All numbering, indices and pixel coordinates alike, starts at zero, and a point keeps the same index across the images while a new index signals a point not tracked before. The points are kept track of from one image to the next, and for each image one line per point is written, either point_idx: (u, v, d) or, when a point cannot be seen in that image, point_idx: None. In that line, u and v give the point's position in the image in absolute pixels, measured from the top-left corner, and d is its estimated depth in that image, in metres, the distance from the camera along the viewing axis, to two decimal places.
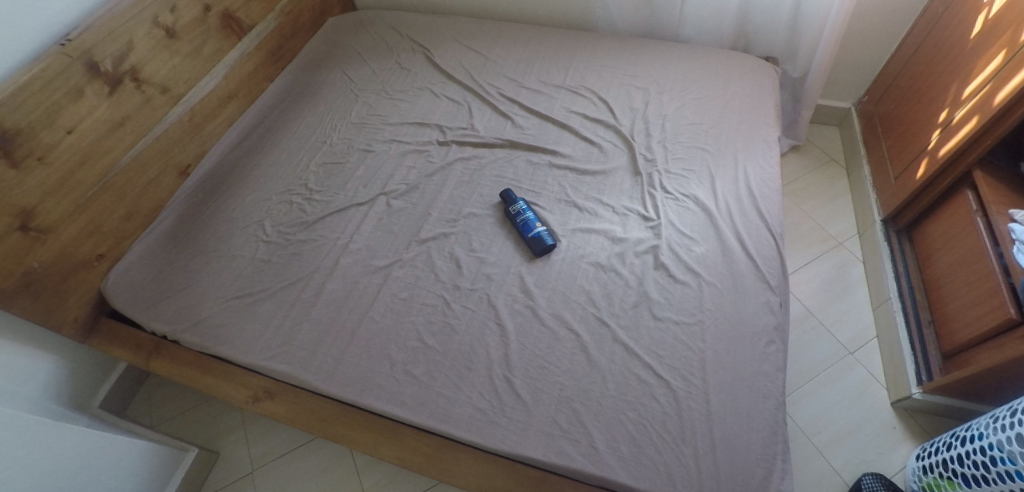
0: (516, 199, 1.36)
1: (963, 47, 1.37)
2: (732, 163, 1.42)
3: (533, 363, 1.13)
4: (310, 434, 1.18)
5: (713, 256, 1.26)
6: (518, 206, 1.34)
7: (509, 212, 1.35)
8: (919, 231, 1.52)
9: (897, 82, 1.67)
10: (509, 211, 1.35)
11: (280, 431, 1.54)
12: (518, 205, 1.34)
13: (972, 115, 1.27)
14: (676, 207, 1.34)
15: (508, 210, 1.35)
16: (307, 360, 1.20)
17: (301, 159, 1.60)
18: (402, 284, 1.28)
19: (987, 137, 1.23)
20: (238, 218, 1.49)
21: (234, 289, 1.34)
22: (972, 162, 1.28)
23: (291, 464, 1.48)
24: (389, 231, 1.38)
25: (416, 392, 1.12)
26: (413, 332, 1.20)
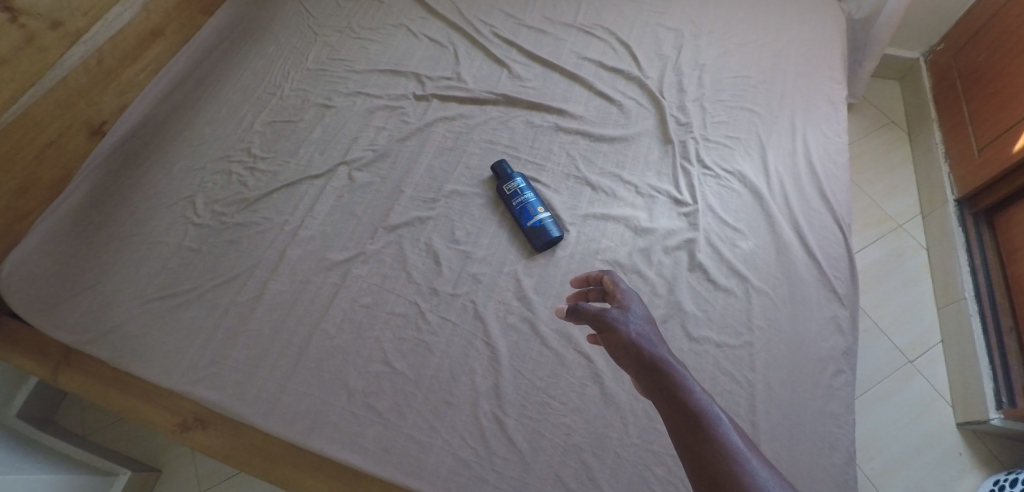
0: (512, 174, 1.06)
1: None
2: (789, 132, 1.13)
3: (531, 398, 0.87)
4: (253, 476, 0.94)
5: (765, 253, 0.99)
6: (515, 185, 1.04)
7: (503, 193, 1.05)
8: (1003, 216, 1.25)
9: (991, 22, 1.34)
10: (503, 192, 1.05)
11: None
12: (515, 184, 1.04)
13: None
14: (716, 187, 1.06)
15: (502, 190, 1.05)
16: (243, 385, 0.94)
17: (247, 116, 1.28)
18: (365, 285, 1.00)
19: None
20: (165, 193, 1.20)
21: (156, 287, 1.07)
22: None
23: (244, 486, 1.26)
24: (350, 214, 1.09)
25: (379, 434, 0.87)
26: (378, 351, 0.93)
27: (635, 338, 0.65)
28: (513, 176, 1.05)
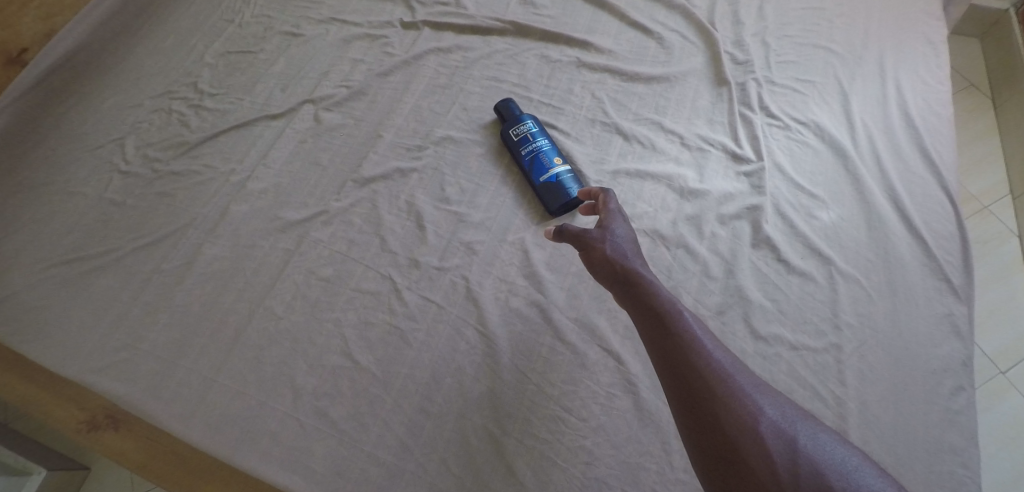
0: (522, 115, 0.82)
1: None
2: (876, 78, 0.88)
3: (539, 411, 0.64)
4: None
5: (853, 228, 0.75)
6: (525, 129, 0.80)
7: (509, 140, 0.81)
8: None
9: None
10: (509, 139, 0.81)
11: None
12: (525, 128, 0.80)
13: None
14: (785, 141, 0.82)
15: (508, 136, 0.81)
16: (158, 377, 0.71)
17: (198, 46, 1.05)
18: (326, 253, 0.77)
19: None
20: (92, 134, 0.97)
21: (64, 248, 0.84)
22: None
23: None
24: (313, 163, 0.85)
25: (331, 452, 0.64)
26: (336, 340, 0.70)
27: (616, 255, 0.59)
28: (523, 118, 0.81)
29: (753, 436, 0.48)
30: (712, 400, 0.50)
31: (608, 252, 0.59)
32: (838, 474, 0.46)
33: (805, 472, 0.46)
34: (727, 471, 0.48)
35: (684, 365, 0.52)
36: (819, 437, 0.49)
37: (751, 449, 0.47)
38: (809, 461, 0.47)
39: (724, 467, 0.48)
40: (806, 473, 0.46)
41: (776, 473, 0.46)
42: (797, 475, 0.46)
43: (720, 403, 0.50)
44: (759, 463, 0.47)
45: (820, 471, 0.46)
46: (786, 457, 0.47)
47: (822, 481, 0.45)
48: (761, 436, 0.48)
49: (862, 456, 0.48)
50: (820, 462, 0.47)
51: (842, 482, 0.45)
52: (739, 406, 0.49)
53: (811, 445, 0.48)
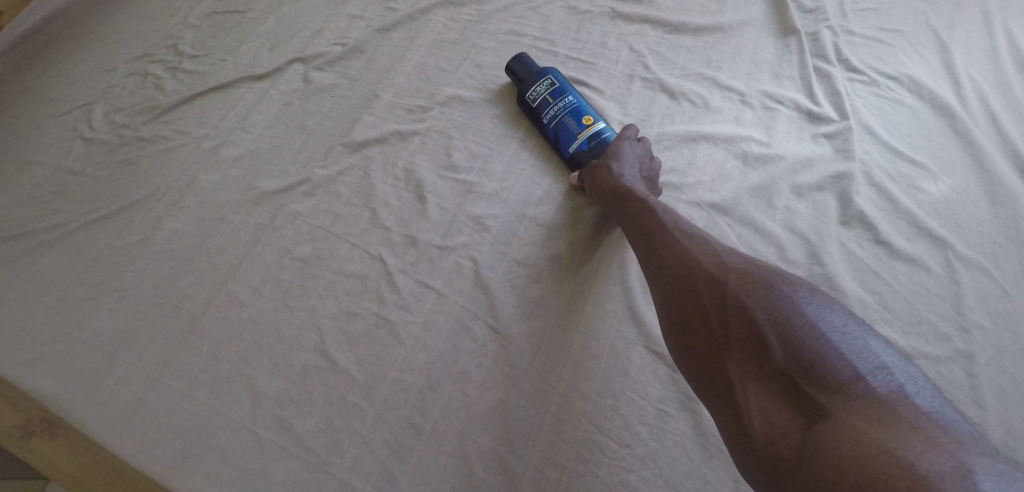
0: (537, 71, 0.66)
1: None
2: (980, 27, 0.72)
3: (564, 431, 0.48)
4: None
5: (969, 202, 0.58)
6: (543, 89, 0.64)
7: (527, 108, 0.66)
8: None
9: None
10: (527, 107, 0.66)
11: None
12: (543, 88, 0.65)
13: None
14: (872, 98, 0.66)
15: (525, 102, 0.66)
16: (95, 376, 0.58)
17: (184, 7, 0.94)
18: (304, 229, 0.63)
19: None
20: (59, 100, 0.86)
21: (6, 223, 0.71)
22: None
23: None
24: (297, 127, 0.72)
25: (294, 477, 0.49)
26: (309, 334, 0.56)
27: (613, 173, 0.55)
28: (539, 75, 0.65)
29: (685, 292, 0.44)
30: (655, 269, 0.47)
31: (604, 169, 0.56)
32: (762, 305, 0.40)
33: (733, 315, 0.41)
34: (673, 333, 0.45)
35: (638, 246, 0.50)
36: (755, 274, 0.42)
37: (687, 306, 0.44)
38: (734, 298, 0.42)
39: (675, 331, 0.45)
40: (731, 313, 0.41)
41: (707, 322, 0.43)
42: (727, 320, 0.42)
43: (660, 269, 0.47)
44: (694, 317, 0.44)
45: (744, 305, 0.41)
46: (715, 305, 0.42)
47: (748, 317, 0.40)
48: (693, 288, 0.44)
49: (801, 282, 0.42)
50: (745, 295, 0.41)
51: (763, 311, 0.40)
52: (676, 267, 0.46)
53: (740, 279, 0.42)
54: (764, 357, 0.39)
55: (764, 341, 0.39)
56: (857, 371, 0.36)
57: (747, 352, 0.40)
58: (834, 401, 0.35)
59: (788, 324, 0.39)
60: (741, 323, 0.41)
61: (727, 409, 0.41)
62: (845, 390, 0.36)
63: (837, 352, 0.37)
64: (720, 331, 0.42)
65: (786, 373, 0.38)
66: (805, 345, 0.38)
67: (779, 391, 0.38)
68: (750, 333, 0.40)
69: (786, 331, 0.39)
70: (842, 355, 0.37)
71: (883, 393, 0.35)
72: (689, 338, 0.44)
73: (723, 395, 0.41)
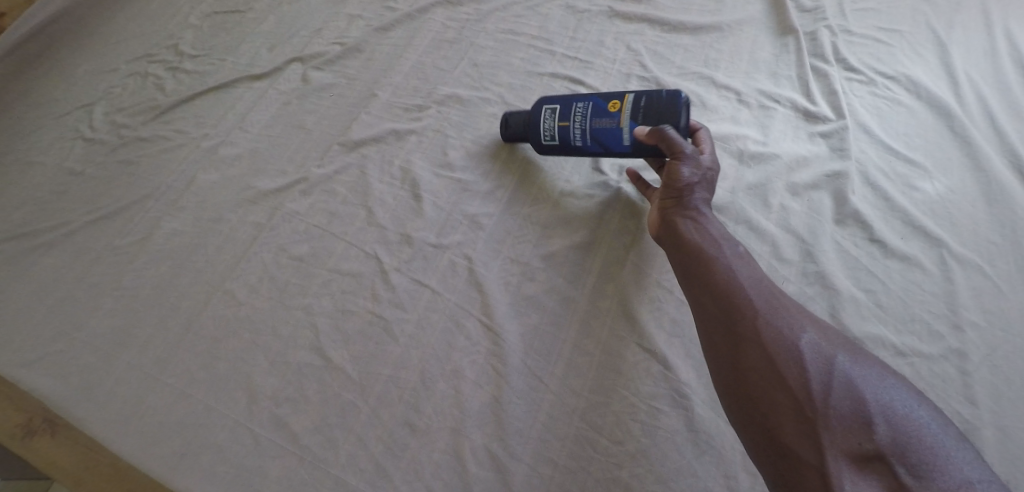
0: (540, 108, 0.59)
1: None
2: (979, 26, 0.72)
3: (557, 428, 0.49)
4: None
5: (965, 201, 0.58)
6: (550, 123, 0.58)
7: (552, 147, 0.60)
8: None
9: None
10: (552, 145, 0.60)
11: None
12: (547, 121, 0.59)
13: None
14: (870, 97, 0.66)
15: (545, 148, 0.61)
16: (94, 373, 0.59)
17: (185, 8, 0.94)
18: (301, 227, 0.63)
19: None
20: (61, 100, 0.87)
21: (10, 222, 0.72)
22: None
23: None
24: (296, 126, 0.73)
25: (288, 473, 0.49)
26: (305, 331, 0.56)
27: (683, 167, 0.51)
28: (535, 120, 0.60)
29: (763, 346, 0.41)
30: (724, 313, 0.44)
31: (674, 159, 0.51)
32: (869, 388, 0.39)
33: (837, 385, 0.39)
34: (734, 383, 0.42)
35: (702, 281, 0.46)
36: (860, 356, 0.41)
37: (762, 359, 0.41)
38: (820, 366, 0.40)
39: (752, 375, 0.41)
40: (815, 380, 0.39)
41: (801, 383, 0.39)
42: (829, 387, 0.39)
43: (732, 313, 0.44)
44: (769, 374, 0.40)
45: (848, 381, 0.39)
46: (816, 369, 0.40)
47: (853, 394, 0.38)
48: (772, 343, 0.41)
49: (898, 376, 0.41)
50: (851, 371, 0.40)
51: (870, 394, 0.38)
52: (753, 316, 0.43)
53: (824, 349, 0.41)
54: (863, 435, 0.37)
55: (852, 420, 0.38)
56: (960, 474, 0.35)
57: (847, 427, 0.38)
58: None
59: (894, 413, 0.37)
60: (827, 394, 0.39)
61: (812, 474, 0.37)
62: (944, 485, 0.34)
63: (929, 444, 0.36)
64: (817, 396, 0.39)
65: (886, 458, 0.36)
66: (912, 437, 0.36)
67: (876, 473, 0.36)
68: (853, 409, 0.38)
69: (892, 418, 0.37)
70: (945, 458, 0.36)
71: None
72: (756, 392, 0.40)
73: (807, 459, 0.37)
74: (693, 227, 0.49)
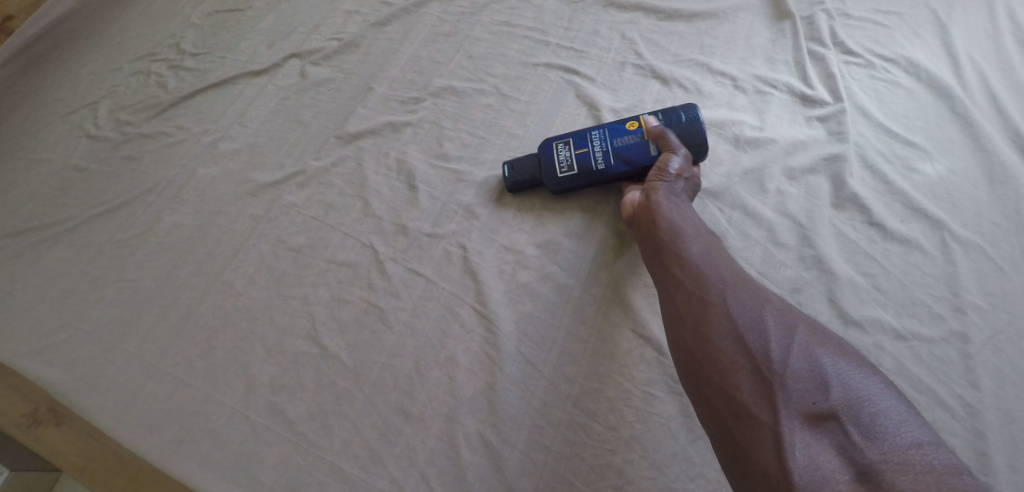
0: (547, 151, 0.59)
1: None
2: (982, 7, 0.70)
3: (550, 414, 0.48)
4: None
5: (966, 182, 0.57)
6: (569, 150, 0.58)
7: (571, 179, 0.58)
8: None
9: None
10: (572, 177, 0.58)
11: None
12: (565, 149, 0.58)
13: None
14: (869, 80, 0.65)
15: (564, 182, 0.58)
16: (96, 365, 0.59)
17: (187, 7, 0.95)
18: (298, 219, 0.64)
19: None
20: (67, 99, 0.88)
21: (17, 218, 0.73)
22: None
23: None
24: (293, 120, 0.73)
25: (285, 461, 0.50)
26: (302, 321, 0.57)
27: (673, 157, 0.54)
28: (551, 154, 0.59)
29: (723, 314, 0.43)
30: (689, 283, 0.46)
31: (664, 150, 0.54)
32: (824, 356, 0.40)
33: (793, 353, 0.40)
34: (694, 347, 0.43)
35: (669, 253, 0.48)
36: (818, 329, 0.42)
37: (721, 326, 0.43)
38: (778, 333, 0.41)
39: (716, 345, 0.42)
40: (772, 346, 0.41)
41: (759, 350, 0.40)
42: (784, 354, 0.40)
43: (697, 283, 0.45)
44: (727, 339, 0.42)
45: (803, 349, 0.40)
46: (774, 338, 0.41)
47: (808, 360, 0.39)
48: (733, 313, 0.43)
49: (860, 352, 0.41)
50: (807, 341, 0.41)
51: (824, 361, 0.39)
52: (717, 288, 0.45)
53: (785, 320, 0.42)
54: (817, 399, 0.38)
55: (805, 383, 0.38)
56: (911, 437, 0.35)
57: (801, 391, 0.38)
58: (882, 457, 0.34)
59: (848, 380, 0.38)
60: (781, 359, 0.40)
61: (766, 436, 0.37)
62: (895, 449, 0.34)
63: (884, 411, 0.36)
64: (774, 363, 0.40)
65: (839, 422, 0.36)
66: (865, 403, 0.37)
67: (829, 436, 0.36)
68: (807, 375, 0.39)
69: (846, 385, 0.38)
70: (897, 424, 0.36)
71: (942, 464, 0.33)
72: (713, 354, 0.42)
73: (762, 422, 0.38)
74: (668, 206, 0.51)
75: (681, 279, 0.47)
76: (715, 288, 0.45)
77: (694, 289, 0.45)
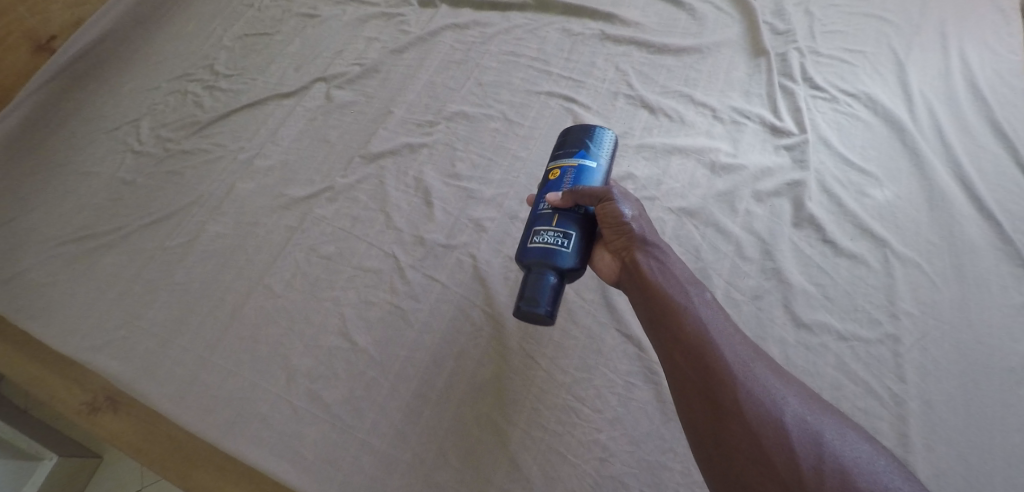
0: (545, 269, 0.51)
1: None
2: (937, 47, 0.79)
3: (547, 400, 0.58)
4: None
5: (910, 207, 0.66)
6: (562, 231, 0.52)
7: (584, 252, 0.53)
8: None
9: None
10: (585, 252, 0.53)
11: None
12: (555, 234, 0.52)
13: None
14: (832, 113, 0.74)
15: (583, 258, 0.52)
16: (153, 357, 0.68)
17: (218, 30, 1.04)
18: (328, 230, 0.73)
19: None
20: (111, 115, 0.97)
21: (75, 227, 0.83)
22: None
23: None
24: (321, 140, 0.82)
25: (322, 438, 0.59)
26: (334, 318, 0.66)
27: (623, 207, 0.51)
28: (553, 251, 0.51)
29: (742, 415, 0.42)
30: (702, 383, 0.44)
31: (606, 202, 0.51)
32: (853, 469, 0.39)
33: (823, 467, 0.39)
34: (716, 460, 0.42)
35: (677, 342, 0.46)
36: (841, 430, 0.41)
37: (741, 430, 0.41)
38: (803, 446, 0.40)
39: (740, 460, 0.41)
40: (799, 460, 0.40)
41: (787, 465, 0.40)
42: (814, 469, 0.39)
43: (710, 383, 0.43)
44: (748, 446, 0.41)
45: (832, 461, 0.39)
46: (801, 451, 0.40)
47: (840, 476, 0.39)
48: (749, 412, 0.42)
49: (883, 453, 0.41)
50: (836, 452, 0.40)
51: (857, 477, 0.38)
52: (731, 388, 0.43)
53: (807, 424, 0.41)
54: None
55: None
56: None
57: None
58: None
59: None
60: (813, 477, 0.39)
61: None
62: None
63: None
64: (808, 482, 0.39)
65: None
66: None
67: None
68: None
69: None
70: None
71: None
72: (740, 473, 0.41)
73: None
74: (660, 284, 0.48)
75: (691, 369, 0.45)
76: (730, 382, 0.43)
77: (706, 383, 0.44)
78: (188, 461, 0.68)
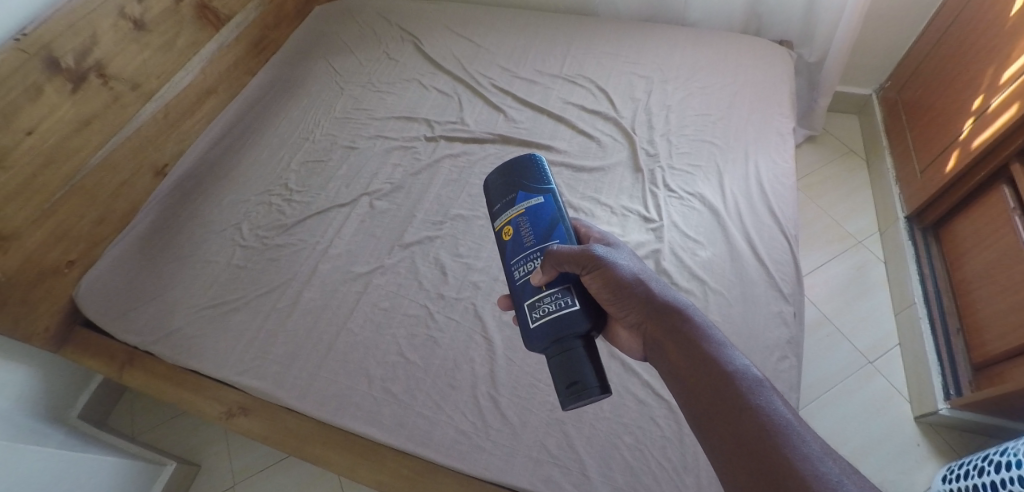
0: (566, 331, 0.78)
1: (993, 38, 1.28)
2: (743, 160, 1.31)
3: (521, 381, 1.04)
4: (310, 462, 1.08)
5: (720, 260, 1.16)
6: (559, 298, 0.79)
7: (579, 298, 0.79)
8: (961, 213, 1.36)
9: (955, 30, 1.44)
10: (586, 304, 0.79)
11: (270, 479, 1.44)
12: (552, 300, 0.79)
13: (1001, 111, 1.19)
14: (680, 207, 1.25)
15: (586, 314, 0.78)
16: (280, 376, 1.12)
17: (285, 157, 1.52)
18: (383, 292, 1.19)
19: (1002, 149, 1.18)
20: (217, 220, 1.41)
21: (208, 299, 1.27)
22: (999, 165, 1.20)
23: (262, 483, 1.44)
24: (370, 235, 1.29)
25: (394, 412, 1.04)
26: (393, 345, 1.12)
27: (608, 269, 0.76)
28: (560, 317, 0.78)
29: (762, 445, 0.61)
30: (722, 418, 0.65)
31: (595, 268, 0.77)
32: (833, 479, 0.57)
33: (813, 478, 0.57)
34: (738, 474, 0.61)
35: (702, 390, 0.68)
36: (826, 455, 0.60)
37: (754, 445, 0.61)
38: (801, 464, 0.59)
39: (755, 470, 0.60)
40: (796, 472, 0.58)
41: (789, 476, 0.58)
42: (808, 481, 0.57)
43: (729, 420, 0.64)
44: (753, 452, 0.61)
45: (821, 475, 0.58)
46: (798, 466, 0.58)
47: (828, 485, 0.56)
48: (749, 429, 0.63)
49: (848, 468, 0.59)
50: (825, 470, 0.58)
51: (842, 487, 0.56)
52: (742, 421, 0.63)
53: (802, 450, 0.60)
54: None
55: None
56: None
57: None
58: None
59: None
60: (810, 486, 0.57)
61: None
62: None
63: None
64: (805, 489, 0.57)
65: None
66: None
67: None
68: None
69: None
70: None
71: None
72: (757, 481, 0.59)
73: None
74: (679, 342, 0.72)
75: (719, 410, 0.65)
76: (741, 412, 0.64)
77: (733, 423, 0.64)
78: (302, 438, 1.09)
